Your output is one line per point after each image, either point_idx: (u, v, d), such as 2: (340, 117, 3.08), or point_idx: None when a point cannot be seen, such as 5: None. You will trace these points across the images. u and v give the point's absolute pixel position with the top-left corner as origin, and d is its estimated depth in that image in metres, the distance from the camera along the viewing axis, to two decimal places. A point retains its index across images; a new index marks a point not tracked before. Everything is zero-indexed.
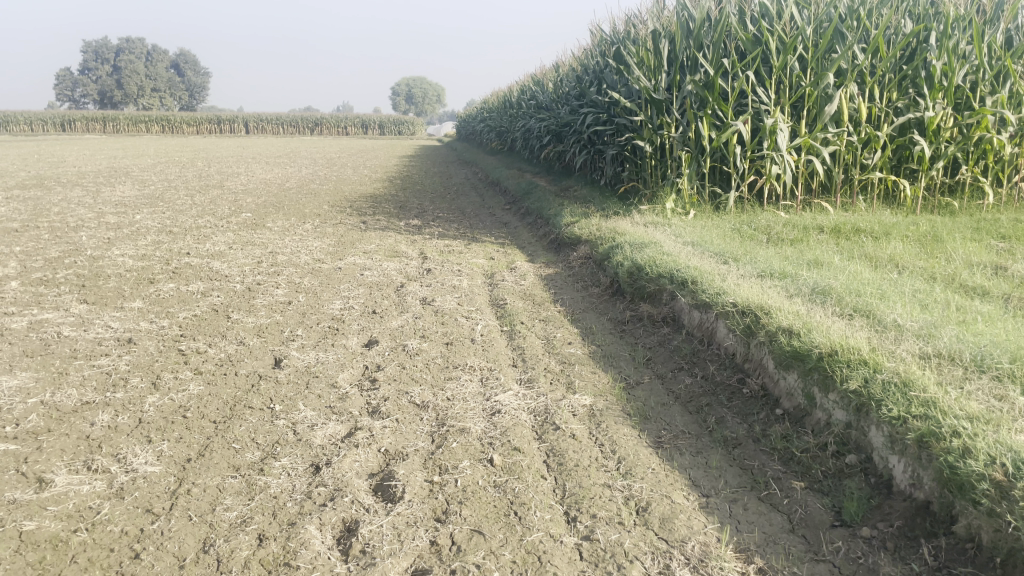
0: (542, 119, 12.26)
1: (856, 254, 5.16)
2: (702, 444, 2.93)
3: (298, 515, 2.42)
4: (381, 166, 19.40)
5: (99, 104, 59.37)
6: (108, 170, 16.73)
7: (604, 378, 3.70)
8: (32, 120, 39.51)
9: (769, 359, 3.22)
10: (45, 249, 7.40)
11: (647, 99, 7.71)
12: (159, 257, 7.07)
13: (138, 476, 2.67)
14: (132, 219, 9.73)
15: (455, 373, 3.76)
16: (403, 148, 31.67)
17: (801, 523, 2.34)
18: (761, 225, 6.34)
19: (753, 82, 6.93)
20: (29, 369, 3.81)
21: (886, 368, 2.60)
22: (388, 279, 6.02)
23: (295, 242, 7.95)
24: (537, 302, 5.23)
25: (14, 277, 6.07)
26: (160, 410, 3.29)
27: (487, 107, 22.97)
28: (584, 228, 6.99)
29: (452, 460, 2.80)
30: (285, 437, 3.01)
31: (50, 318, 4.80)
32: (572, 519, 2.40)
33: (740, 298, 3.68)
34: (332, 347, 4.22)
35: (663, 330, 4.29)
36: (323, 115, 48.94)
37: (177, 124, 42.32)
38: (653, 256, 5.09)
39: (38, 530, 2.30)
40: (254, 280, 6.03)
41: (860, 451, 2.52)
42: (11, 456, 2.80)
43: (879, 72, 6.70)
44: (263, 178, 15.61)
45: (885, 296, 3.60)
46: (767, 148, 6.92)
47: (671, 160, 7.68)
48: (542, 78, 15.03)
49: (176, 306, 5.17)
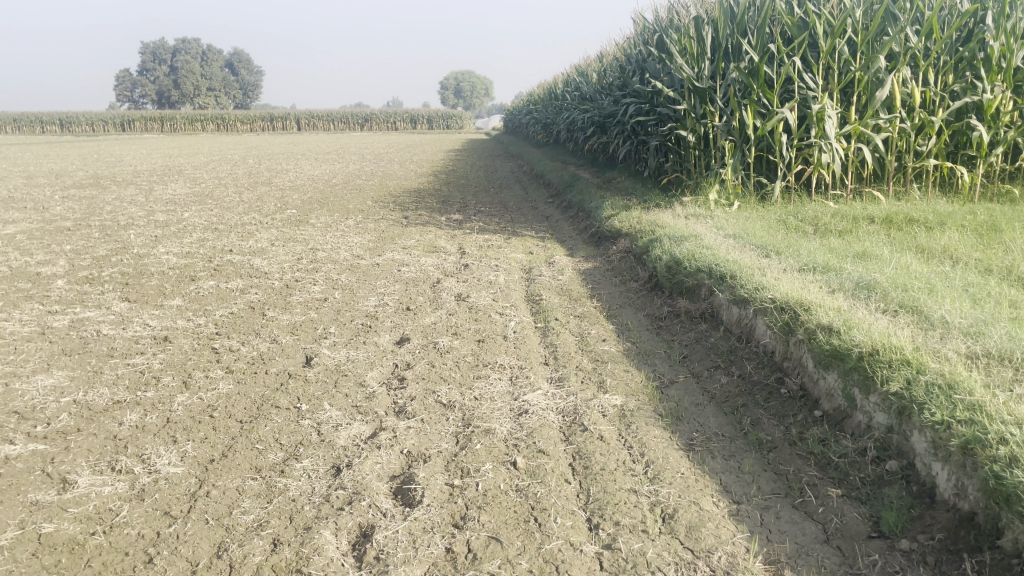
0: (586, 110, 12.12)
1: (907, 246, 4.94)
2: (735, 447, 2.81)
3: (315, 519, 2.38)
4: (427, 160, 19.45)
5: (156, 104, 60.87)
6: (162, 168, 17.09)
7: (638, 376, 3.59)
8: (92, 120, 40.68)
9: (809, 357, 3.08)
10: (95, 248, 7.55)
11: (690, 88, 7.52)
12: (202, 254, 7.15)
13: (160, 477, 2.66)
14: (180, 216, 9.90)
15: (484, 372, 3.70)
16: (451, 142, 31.74)
17: (836, 533, 2.21)
18: (808, 216, 6.13)
19: (800, 68, 6.71)
20: (65, 367, 3.87)
21: (930, 369, 2.45)
22: (425, 275, 5.99)
23: (335, 238, 7.98)
24: (573, 297, 5.14)
25: (62, 275, 6.19)
26: (189, 409, 3.29)
27: (533, 100, 22.88)
28: (624, 221, 6.85)
29: (475, 462, 2.74)
30: (309, 437, 2.98)
31: (91, 316, 4.87)
32: (594, 526, 2.32)
33: (779, 294, 3.54)
34: (363, 345, 4.19)
35: (701, 326, 4.16)
36: (372, 111, 49.37)
37: (230, 121, 43.10)
38: (692, 250, 4.95)
39: (56, 532, 2.31)
40: (293, 277, 6.05)
41: (902, 457, 2.38)
42: (39, 456, 2.83)
43: (933, 55, 6.42)
44: (310, 174, 15.77)
45: (934, 290, 3.42)
46: (814, 136, 6.69)
47: (715, 150, 7.49)
48: (586, 68, 14.86)
49: (214, 303, 5.21)
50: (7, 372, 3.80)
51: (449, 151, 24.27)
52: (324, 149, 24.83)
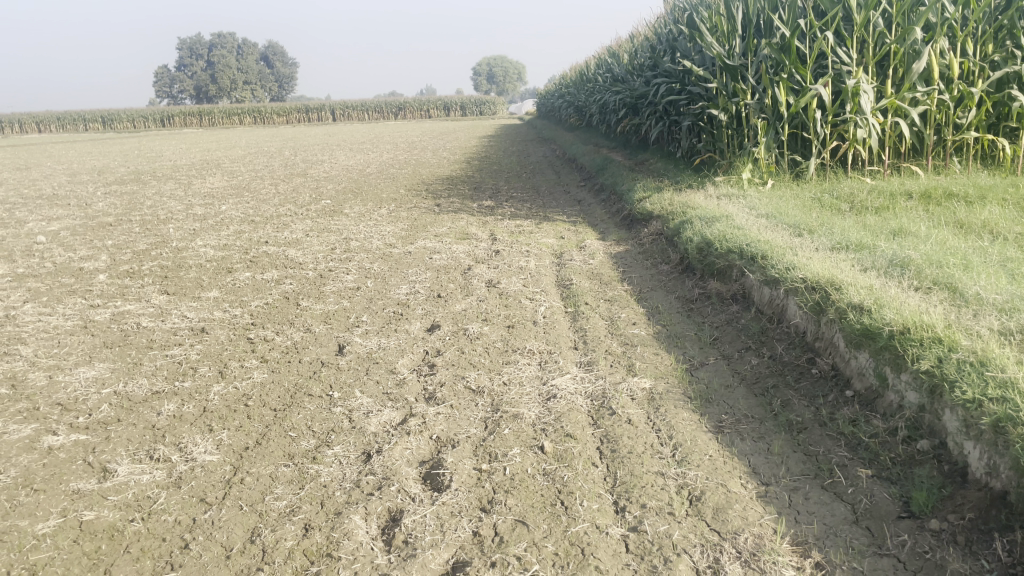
0: (617, 91, 12.03)
1: (944, 221, 4.84)
2: (765, 429, 2.79)
3: (345, 504, 2.41)
4: (461, 148, 19.47)
5: (194, 99, 61.77)
6: (201, 162, 17.35)
7: (667, 359, 3.58)
8: (132, 117, 41.43)
9: (840, 337, 3.04)
10: (135, 242, 7.71)
11: (721, 66, 7.42)
12: (239, 246, 7.28)
13: (196, 465, 2.73)
14: (217, 209, 10.06)
15: (514, 357, 3.71)
16: (485, 129, 31.66)
17: (865, 513, 2.19)
18: (843, 193, 6.03)
19: (833, 43, 6.57)
20: (107, 360, 3.97)
21: (962, 347, 2.40)
22: (456, 262, 6.02)
23: (368, 227, 8.05)
24: (603, 281, 5.12)
25: (103, 270, 6.34)
26: (225, 399, 3.37)
27: (564, 84, 22.77)
28: (656, 203, 6.80)
29: (503, 447, 2.76)
30: (340, 424, 3.03)
31: (131, 310, 4.98)
32: (620, 509, 2.33)
33: (810, 274, 3.49)
34: (395, 332, 4.24)
35: (731, 308, 4.13)
36: (405, 99, 49.56)
37: (267, 114, 43.59)
38: (723, 231, 4.91)
39: (97, 519, 2.38)
40: (327, 267, 6.12)
41: (933, 436, 2.33)
42: (81, 446, 2.91)
43: (972, 24, 6.26)
44: (345, 165, 15.89)
45: (971, 266, 3.34)
46: (849, 111, 6.56)
47: (747, 129, 7.39)
48: (618, 49, 14.71)
49: (249, 294, 5.30)
50: (51, 365, 3.91)
51: (482, 137, 24.23)
52: (359, 140, 24.93)
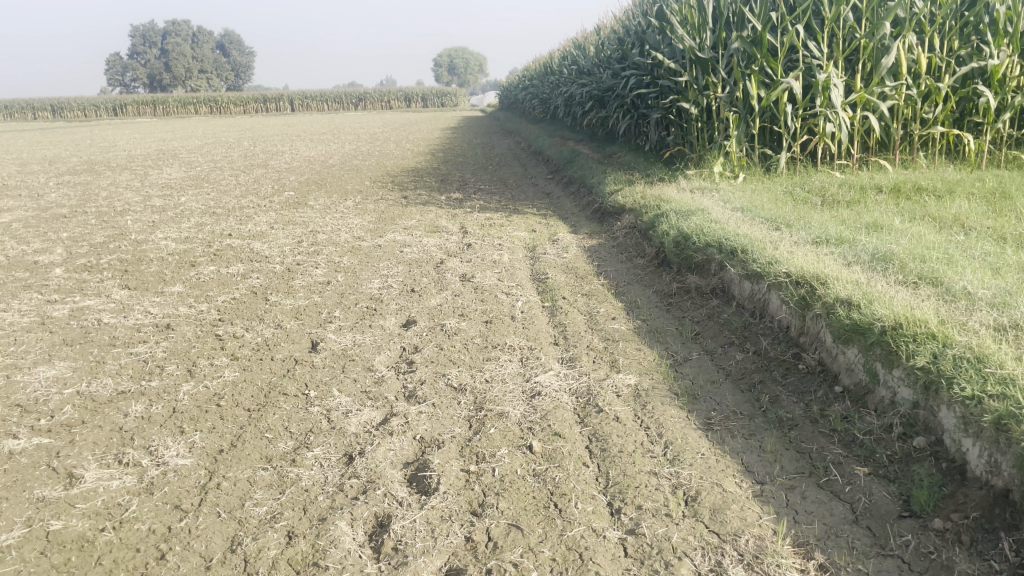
0: (584, 84, 11.99)
1: (916, 215, 4.87)
2: (755, 426, 2.75)
3: (329, 510, 2.32)
4: (424, 139, 19.28)
5: (148, 88, 60.40)
6: (157, 152, 16.92)
7: (650, 355, 3.53)
8: (83, 105, 40.36)
9: (827, 332, 3.01)
10: (92, 235, 7.45)
11: (692, 59, 7.39)
12: (201, 239, 7.07)
13: (169, 470, 2.60)
14: (177, 201, 9.80)
15: (494, 354, 3.63)
16: (447, 120, 31.44)
17: (865, 513, 2.15)
18: (815, 187, 6.06)
19: (803, 36, 6.58)
20: (67, 358, 3.79)
21: (958, 343, 2.38)
22: (428, 256, 5.91)
23: (335, 220, 7.89)
24: (579, 275, 5.07)
25: (59, 264, 6.11)
26: (195, 399, 3.23)
27: (528, 77, 22.68)
28: (629, 196, 6.76)
29: (490, 447, 2.68)
30: (319, 425, 2.92)
31: (91, 305, 4.79)
32: (616, 511, 2.27)
33: (794, 268, 3.46)
34: (369, 329, 4.13)
35: (711, 302, 4.09)
36: (366, 90, 49.05)
37: (223, 103, 42.71)
38: (700, 224, 4.88)
39: (65, 530, 2.25)
40: (294, 261, 5.97)
41: (929, 433, 2.31)
42: (44, 451, 2.76)
43: (940, 20, 6.32)
44: (307, 156, 15.61)
45: (953, 260, 3.34)
46: (820, 105, 6.58)
47: (718, 122, 7.38)
48: (583, 41, 14.64)
49: (215, 289, 5.13)
50: (8, 364, 3.73)
51: (446, 128, 24.04)
52: (321, 130, 24.50)
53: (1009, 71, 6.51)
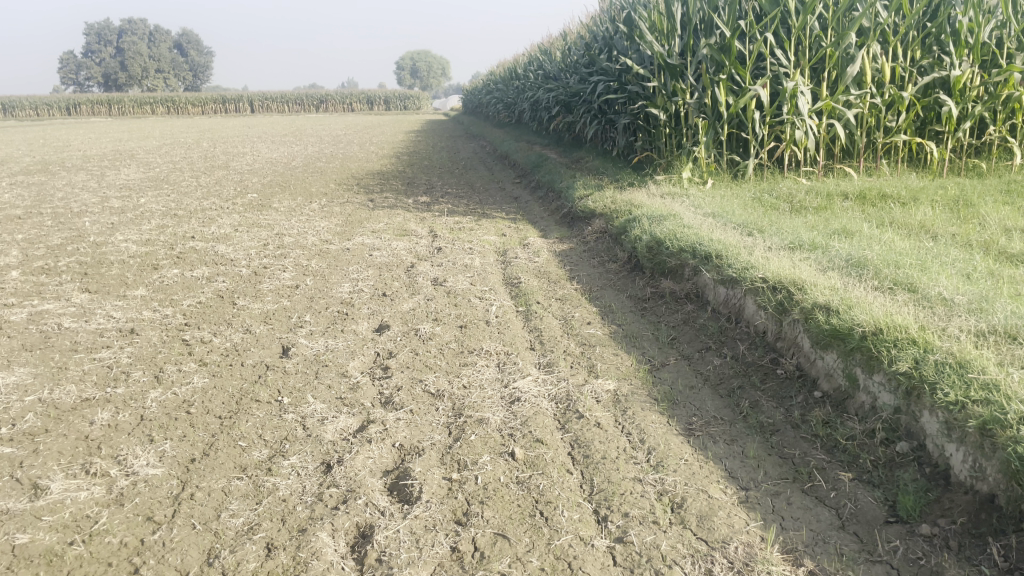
0: (550, 89, 12.02)
1: (883, 221, 4.94)
2: (736, 431, 2.75)
3: (309, 520, 2.25)
4: (388, 142, 19.15)
5: (103, 87, 59.20)
6: (113, 153, 16.54)
7: (627, 360, 3.51)
8: (35, 104, 39.46)
9: (805, 338, 3.03)
10: (48, 237, 7.24)
11: (660, 65, 7.42)
12: (163, 241, 6.92)
13: (140, 480, 2.51)
14: (136, 202, 9.58)
15: (471, 359, 3.59)
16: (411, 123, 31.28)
17: (851, 518, 2.16)
18: (782, 193, 6.12)
19: (771, 44, 6.65)
20: (27, 364, 3.66)
21: (939, 349, 2.40)
22: (398, 260, 5.85)
23: (301, 222, 7.77)
24: (552, 280, 5.04)
25: (15, 266, 5.92)
26: (164, 406, 3.14)
27: (492, 81, 22.68)
28: (599, 201, 6.76)
29: (471, 454, 2.64)
30: (294, 432, 2.85)
31: (50, 309, 4.64)
32: (602, 519, 2.24)
33: (771, 273, 3.48)
34: (342, 333, 4.06)
35: (686, 307, 4.10)
36: (327, 93, 48.65)
37: (180, 104, 41.97)
38: (673, 229, 4.89)
39: (32, 543, 2.15)
40: (261, 264, 5.86)
41: (911, 438, 2.33)
42: (7, 461, 2.66)
43: (903, 30, 6.44)
44: (270, 158, 15.39)
45: (927, 266, 3.39)
46: (787, 113, 6.65)
47: (686, 128, 7.43)
48: (549, 46, 14.67)
49: (180, 293, 5.01)
50: None
51: (410, 132, 23.93)
52: (283, 132, 24.23)
53: (970, 81, 6.65)
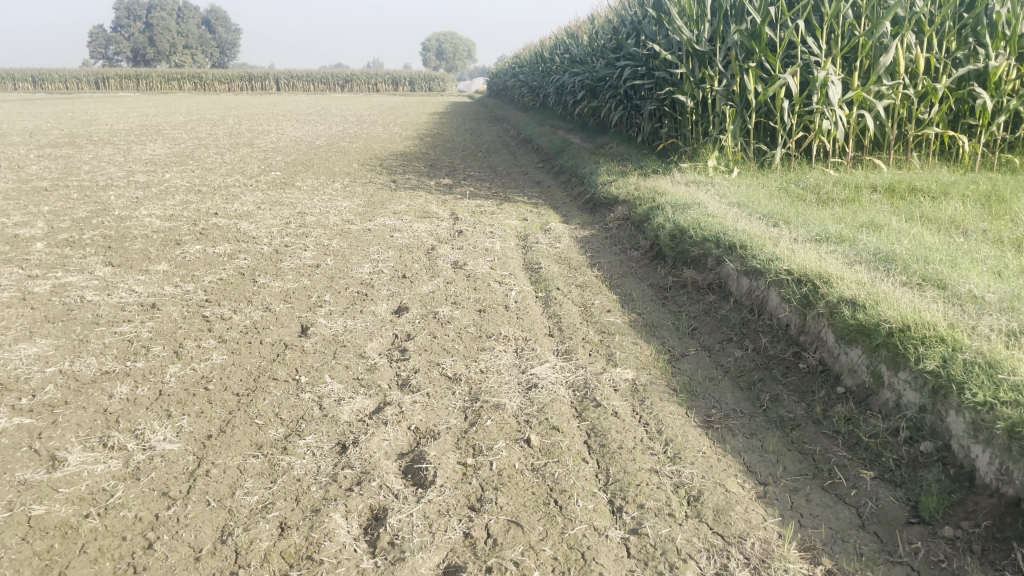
0: (576, 73, 11.92)
1: (912, 215, 4.85)
2: (756, 425, 2.71)
3: (323, 501, 2.25)
4: (412, 123, 19.11)
5: (131, 61, 59.61)
6: (139, 128, 16.59)
7: (647, 349, 3.48)
8: (65, 78, 39.81)
9: (829, 332, 2.98)
10: (74, 209, 7.30)
11: (689, 51, 7.33)
12: (186, 217, 6.94)
13: (156, 455, 2.52)
14: (161, 177, 9.63)
15: (489, 344, 3.57)
16: (436, 104, 31.14)
17: (872, 518, 2.12)
18: (810, 184, 6.03)
19: (802, 32, 6.53)
20: (49, 336, 3.69)
21: (968, 348, 2.35)
22: (419, 242, 5.84)
23: (323, 202, 7.77)
24: (573, 266, 5.01)
25: (40, 238, 5.96)
26: (182, 381, 3.15)
27: (517, 64, 22.56)
28: (622, 188, 6.71)
29: (487, 440, 2.62)
30: (311, 412, 2.85)
31: (73, 282, 4.67)
32: (617, 509, 2.22)
33: (796, 265, 3.42)
34: (361, 314, 4.06)
35: (708, 297, 4.05)
36: (353, 72, 48.65)
37: (208, 81, 42.12)
38: (697, 218, 4.83)
39: (47, 515, 2.16)
40: (282, 242, 5.87)
41: (936, 438, 2.28)
42: (26, 431, 2.68)
43: (939, 20, 6.29)
44: (294, 136, 15.38)
45: (957, 263, 3.31)
46: (817, 102, 6.54)
47: (713, 115, 7.34)
48: (576, 30, 14.53)
49: (202, 269, 5.03)
50: None
51: (434, 113, 23.84)
52: (308, 111, 24.26)
53: (1006, 74, 6.50)
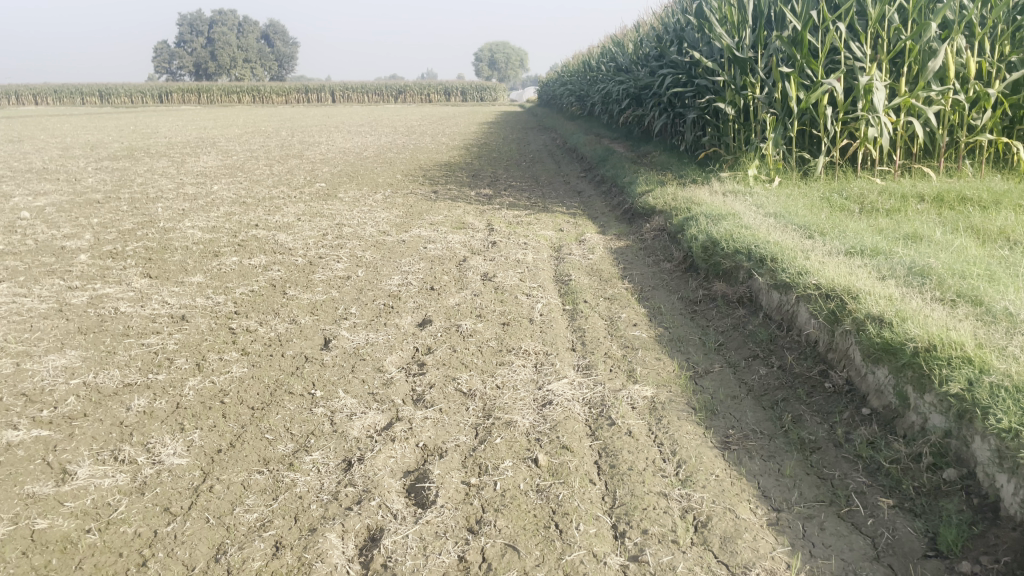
0: (621, 81, 11.82)
1: (958, 226, 4.64)
2: (775, 447, 2.60)
3: (321, 520, 2.22)
4: (460, 133, 19.19)
5: (193, 76, 61.32)
6: (196, 140, 17.03)
7: (670, 365, 3.39)
8: (129, 93, 41.14)
9: (856, 350, 2.85)
10: (122, 221, 7.49)
11: (730, 58, 7.20)
12: (228, 229, 7.06)
13: (164, 469, 2.53)
14: (209, 189, 9.83)
15: (508, 358, 3.52)
16: (488, 113, 31.35)
17: (887, 549, 2.02)
18: (853, 193, 5.84)
19: (845, 37, 6.35)
20: (79, 347, 3.77)
21: (996, 370, 2.23)
22: (452, 253, 5.82)
23: (363, 213, 7.83)
24: (603, 278, 4.93)
25: (86, 250, 6.12)
26: (199, 394, 3.16)
27: (566, 73, 22.52)
28: (659, 198, 6.60)
29: (494, 459, 2.57)
30: (321, 427, 2.83)
31: (110, 293, 4.77)
32: (620, 534, 2.15)
33: (825, 279, 3.29)
34: (384, 327, 4.04)
35: (738, 311, 3.94)
36: (406, 83, 49.20)
37: (265, 94, 43.09)
38: (730, 229, 4.71)
39: (50, 529, 2.19)
40: (317, 254, 5.92)
41: (961, 465, 2.16)
42: (42, 444, 2.72)
43: (990, 23, 6.06)
44: (343, 147, 15.60)
45: (995, 277, 3.15)
46: (861, 109, 6.34)
47: (755, 124, 7.19)
48: (622, 38, 14.43)
49: (235, 280, 5.09)
50: (19, 351, 3.71)
51: (483, 123, 23.93)
52: (361, 122, 24.58)
53: None
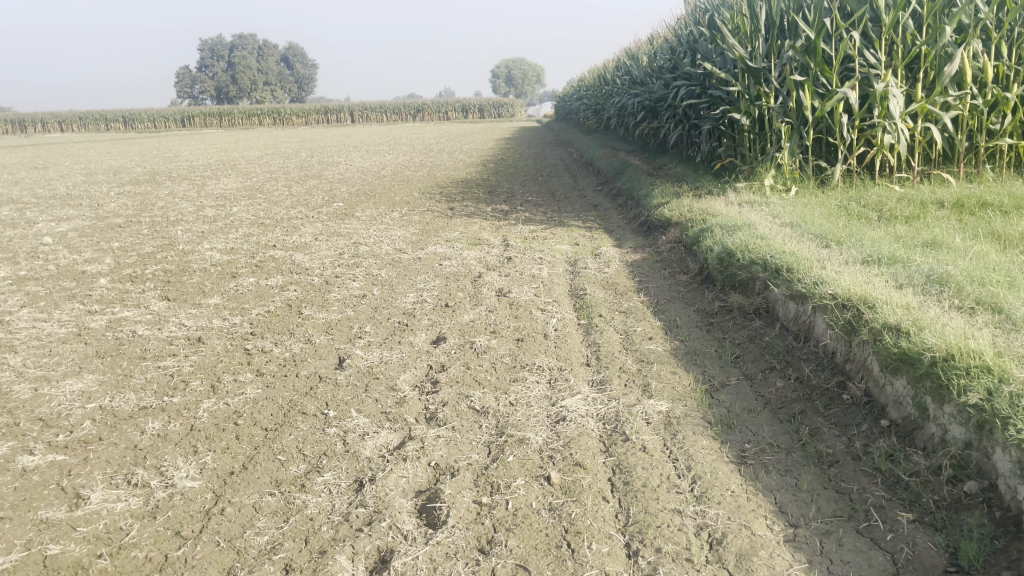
0: (636, 95, 11.81)
1: (978, 232, 4.57)
2: (792, 461, 2.56)
3: (332, 542, 2.21)
4: (477, 150, 19.27)
5: (215, 100, 62.13)
6: (216, 163, 17.22)
7: (685, 379, 3.35)
8: (152, 119, 41.74)
9: (873, 360, 2.80)
10: (142, 245, 7.56)
11: (743, 69, 7.17)
12: (246, 250, 7.10)
13: (176, 492, 2.53)
14: (228, 211, 9.92)
15: (522, 374, 3.50)
16: (506, 129, 31.46)
17: (907, 565, 1.97)
18: (871, 201, 5.77)
19: (859, 44, 6.30)
20: (96, 371, 3.79)
21: (1016, 379, 2.18)
22: (467, 270, 5.82)
23: (380, 231, 7.86)
24: (619, 292, 4.89)
25: (105, 274, 6.18)
26: (213, 416, 3.17)
27: (582, 88, 22.54)
28: (675, 210, 6.56)
29: (506, 477, 2.55)
30: (333, 448, 2.82)
31: (128, 317, 4.81)
32: (633, 553, 2.11)
33: (841, 289, 3.25)
34: (398, 345, 4.04)
35: (755, 323, 3.89)
36: (423, 101, 49.55)
37: (284, 116, 43.56)
38: (746, 240, 4.67)
39: (62, 555, 2.19)
40: (333, 273, 5.94)
41: (982, 476, 2.11)
42: (57, 469, 2.73)
43: (1007, 26, 5.99)
44: (361, 166, 15.71)
45: (1016, 283, 3.10)
46: (877, 116, 6.28)
47: (771, 133, 7.14)
48: (637, 51, 14.43)
49: (252, 302, 5.11)
50: (38, 376, 3.74)
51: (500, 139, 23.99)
52: (379, 141, 24.75)
53: None
